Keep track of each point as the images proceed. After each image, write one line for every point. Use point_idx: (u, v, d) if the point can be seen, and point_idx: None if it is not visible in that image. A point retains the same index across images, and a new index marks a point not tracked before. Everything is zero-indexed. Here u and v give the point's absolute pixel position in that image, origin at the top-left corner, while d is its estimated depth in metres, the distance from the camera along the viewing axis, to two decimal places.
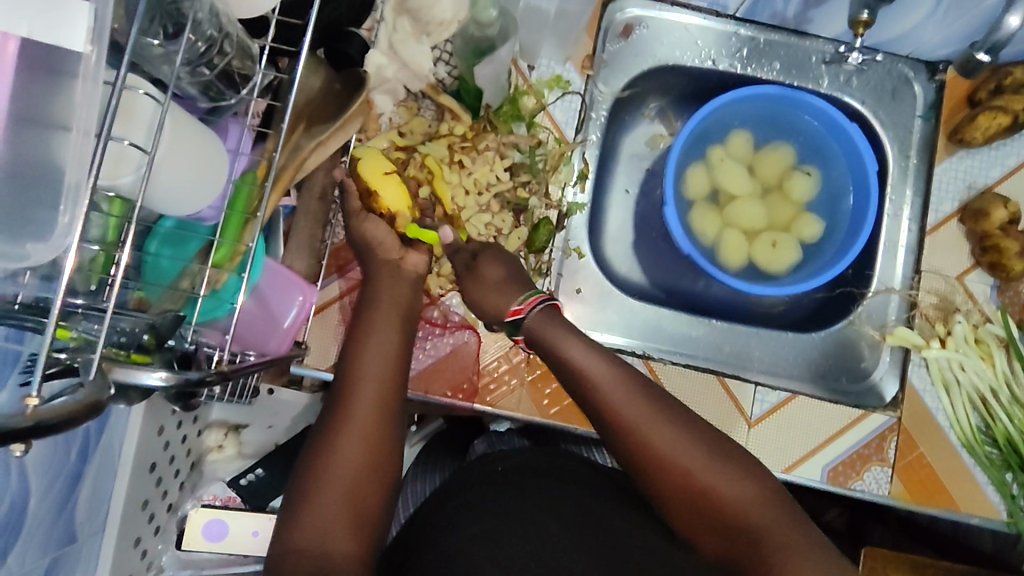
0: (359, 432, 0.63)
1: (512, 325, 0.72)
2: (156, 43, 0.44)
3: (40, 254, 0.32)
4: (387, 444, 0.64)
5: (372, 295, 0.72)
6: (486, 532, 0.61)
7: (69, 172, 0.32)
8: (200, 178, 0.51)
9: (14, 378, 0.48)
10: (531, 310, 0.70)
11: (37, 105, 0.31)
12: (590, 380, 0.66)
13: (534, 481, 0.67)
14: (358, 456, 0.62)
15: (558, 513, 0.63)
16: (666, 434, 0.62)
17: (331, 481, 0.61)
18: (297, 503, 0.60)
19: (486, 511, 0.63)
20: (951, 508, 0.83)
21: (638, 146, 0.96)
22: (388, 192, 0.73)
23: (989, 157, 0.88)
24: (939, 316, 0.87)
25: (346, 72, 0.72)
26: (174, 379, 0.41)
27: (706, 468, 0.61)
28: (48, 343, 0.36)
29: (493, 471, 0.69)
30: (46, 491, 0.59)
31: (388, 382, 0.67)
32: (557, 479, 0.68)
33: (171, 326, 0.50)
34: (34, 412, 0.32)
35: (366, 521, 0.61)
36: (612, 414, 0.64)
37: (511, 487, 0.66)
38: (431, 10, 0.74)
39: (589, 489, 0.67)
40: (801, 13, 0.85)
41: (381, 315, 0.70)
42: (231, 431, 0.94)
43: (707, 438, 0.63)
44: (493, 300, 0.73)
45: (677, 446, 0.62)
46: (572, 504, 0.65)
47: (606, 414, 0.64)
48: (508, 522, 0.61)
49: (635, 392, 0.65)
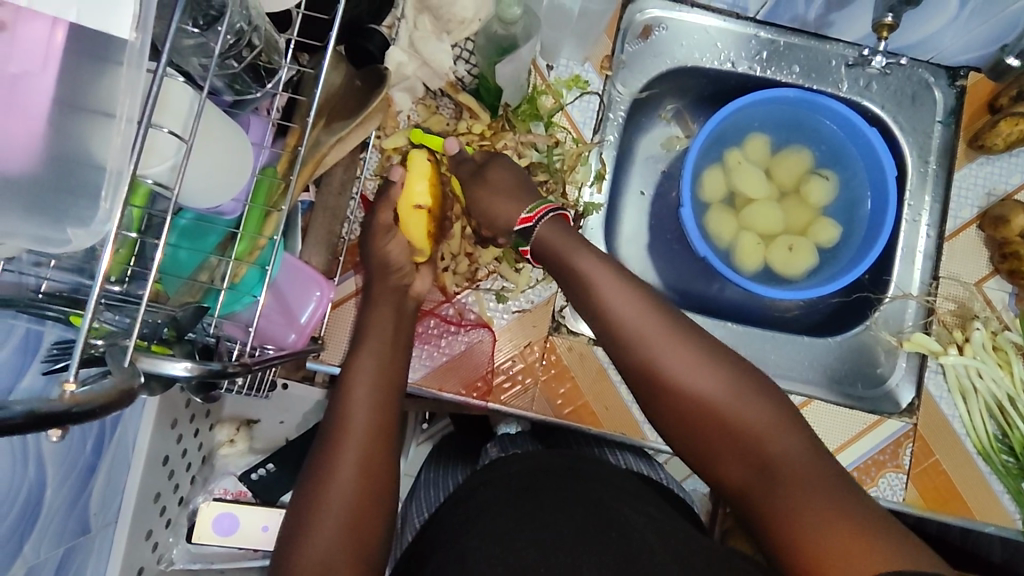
0: (358, 415, 0.64)
1: (520, 236, 0.73)
2: (193, 30, 0.45)
3: (80, 240, 0.33)
4: (385, 430, 0.65)
5: (370, 309, 0.74)
6: (499, 526, 0.61)
7: (110, 159, 0.32)
8: (226, 172, 0.51)
9: (37, 366, 0.48)
10: (540, 219, 0.71)
11: (83, 90, 0.31)
12: (612, 325, 0.64)
13: (545, 481, 0.67)
14: (358, 441, 0.63)
15: (571, 504, 0.63)
16: (689, 403, 0.61)
17: (333, 474, 0.60)
18: (307, 489, 0.61)
19: (502, 510, 0.63)
20: (966, 515, 0.82)
21: (654, 148, 0.96)
22: (413, 223, 0.76)
23: (1009, 164, 0.87)
24: (957, 322, 0.86)
25: (365, 68, 0.72)
26: (198, 370, 0.41)
27: (727, 422, 0.59)
28: (83, 333, 0.36)
29: (511, 476, 0.68)
30: (62, 480, 0.59)
31: (389, 377, 0.69)
32: (575, 480, 0.67)
33: (192, 319, 0.51)
34: (72, 397, 0.32)
35: (369, 516, 0.60)
36: (642, 363, 0.63)
37: (523, 487, 0.66)
38: (453, 8, 0.76)
39: (602, 486, 0.67)
40: (822, 16, 0.86)
41: (378, 312, 0.74)
42: (243, 425, 0.93)
43: (734, 397, 0.60)
44: (502, 208, 0.74)
45: (692, 426, 0.61)
46: (588, 500, 0.64)
47: (631, 362, 0.64)
48: (524, 517, 0.61)
49: (670, 341, 0.63)
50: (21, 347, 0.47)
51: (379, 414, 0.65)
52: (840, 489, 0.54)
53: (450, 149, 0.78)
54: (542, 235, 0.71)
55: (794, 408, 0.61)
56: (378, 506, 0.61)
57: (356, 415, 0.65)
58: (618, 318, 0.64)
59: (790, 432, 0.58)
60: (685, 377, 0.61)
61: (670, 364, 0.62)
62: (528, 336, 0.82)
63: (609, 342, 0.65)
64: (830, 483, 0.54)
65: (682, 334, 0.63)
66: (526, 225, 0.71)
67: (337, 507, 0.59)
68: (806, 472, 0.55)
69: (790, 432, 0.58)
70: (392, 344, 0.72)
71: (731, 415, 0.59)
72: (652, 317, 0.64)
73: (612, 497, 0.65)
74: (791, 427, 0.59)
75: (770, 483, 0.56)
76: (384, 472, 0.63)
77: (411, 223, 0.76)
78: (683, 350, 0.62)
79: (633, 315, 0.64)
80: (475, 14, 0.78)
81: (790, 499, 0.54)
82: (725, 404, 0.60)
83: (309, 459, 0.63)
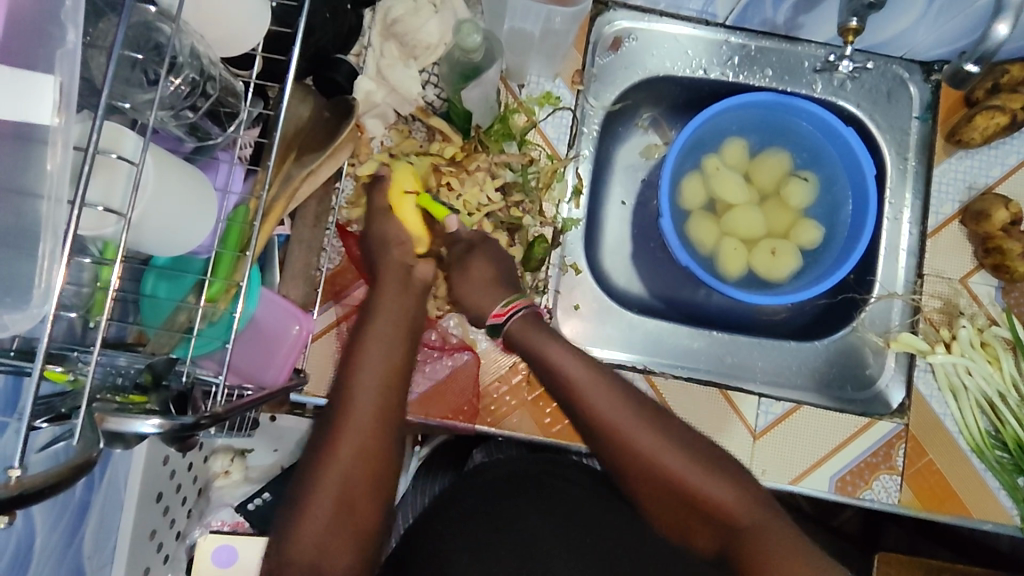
0: (348, 441, 0.65)
1: (493, 328, 0.74)
2: (128, 107, 0.45)
3: (17, 325, 0.33)
4: (381, 456, 0.67)
5: (375, 305, 0.73)
6: (480, 542, 0.68)
7: (44, 241, 0.32)
8: (185, 218, 0.51)
9: (10, 428, 0.46)
10: (513, 315, 0.72)
11: (15, 174, 0.31)
12: (577, 398, 0.68)
13: (522, 501, 0.71)
14: (347, 466, 0.65)
15: (547, 513, 0.70)
16: (660, 469, 0.65)
17: (319, 491, 0.64)
18: (297, 509, 0.64)
19: (480, 522, 0.69)
20: (962, 514, 0.82)
21: (633, 157, 0.96)
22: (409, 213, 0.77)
23: (989, 157, 0.87)
24: (943, 319, 0.86)
25: (334, 99, 0.72)
26: (168, 426, 0.41)
27: (697, 480, 0.65)
28: (28, 409, 0.36)
29: (495, 482, 0.73)
30: (52, 526, 0.59)
31: (389, 401, 0.68)
32: (535, 490, 0.72)
33: (167, 364, 0.50)
34: (19, 480, 0.32)
35: (358, 518, 0.65)
36: (614, 435, 0.66)
37: (503, 514, 0.70)
38: (418, 33, 0.77)
39: (567, 487, 0.73)
40: (792, 19, 0.85)
41: (375, 316, 0.73)
42: (237, 455, 0.93)
43: (695, 456, 0.66)
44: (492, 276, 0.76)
45: (665, 497, 0.66)
46: (559, 500, 0.72)
47: (605, 436, 0.66)
48: (497, 527, 0.69)
49: (641, 420, 0.66)
50: None
51: (375, 435, 0.67)
52: (786, 529, 0.63)
53: (450, 226, 0.78)
54: (513, 330, 0.72)
55: (756, 481, 0.66)
56: (369, 510, 0.66)
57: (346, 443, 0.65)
58: (585, 402, 0.67)
59: (754, 505, 0.64)
60: (659, 458, 0.65)
61: (639, 437, 0.66)
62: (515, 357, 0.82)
63: (581, 423, 0.68)
64: (788, 537, 0.62)
65: (647, 409, 0.68)
66: (499, 320, 0.73)
67: (320, 522, 0.63)
68: (760, 523, 0.63)
69: (746, 490, 0.65)
70: (398, 346, 0.72)
71: (699, 482, 0.64)
72: (615, 396, 0.67)
73: (601, 508, 0.72)
74: (756, 499, 0.65)
75: (738, 536, 0.63)
76: (367, 492, 0.65)
77: (406, 212, 0.76)
78: (650, 426, 0.66)
79: (611, 413, 0.67)
80: (440, 39, 0.78)
81: (768, 555, 0.61)
82: (690, 466, 0.65)
83: (298, 472, 0.66)
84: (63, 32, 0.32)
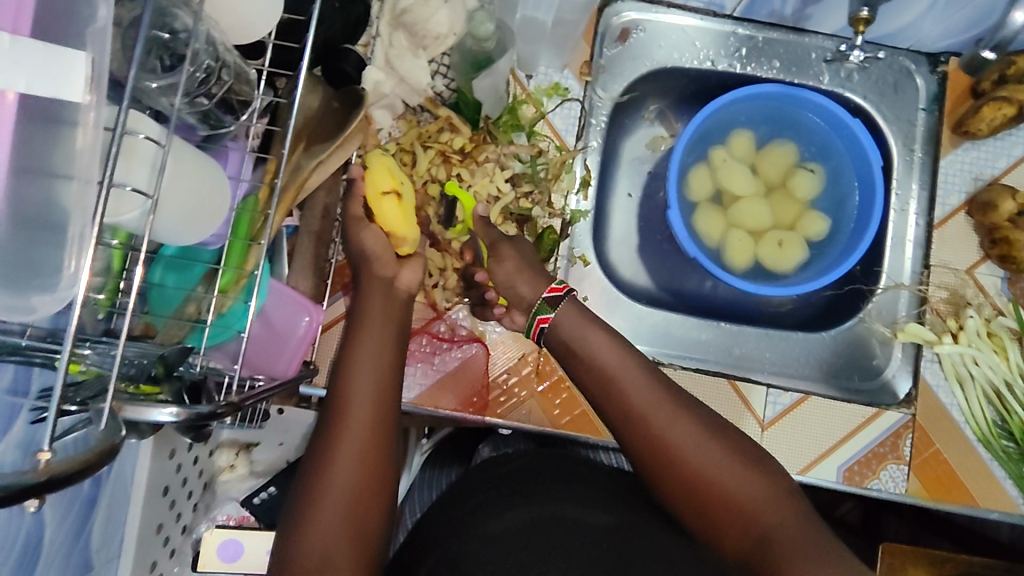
0: (360, 431, 0.64)
1: (546, 302, 0.74)
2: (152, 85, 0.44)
3: (46, 307, 0.33)
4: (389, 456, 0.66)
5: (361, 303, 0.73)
6: (502, 528, 0.65)
7: (73, 223, 0.32)
8: (204, 205, 0.50)
9: (23, 416, 0.46)
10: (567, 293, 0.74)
11: (40, 155, 0.31)
12: (613, 380, 0.70)
13: (541, 487, 0.70)
14: (359, 456, 0.64)
15: (567, 497, 0.69)
16: (686, 458, 0.65)
17: (327, 479, 0.62)
18: (303, 497, 0.62)
19: (498, 508, 0.67)
20: (969, 503, 0.82)
21: (640, 149, 0.95)
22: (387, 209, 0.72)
23: (996, 148, 0.87)
24: (950, 310, 0.87)
25: (344, 90, 0.69)
26: (184, 414, 0.40)
27: (725, 475, 0.64)
28: (56, 396, 0.35)
29: (514, 471, 0.73)
30: (61, 518, 0.58)
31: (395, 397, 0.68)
32: (552, 489, 0.70)
33: (179, 355, 0.49)
34: (48, 465, 0.32)
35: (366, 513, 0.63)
36: (645, 417, 0.68)
37: (515, 497, 0.69)
38: (428, 23, 0.75)
39: (583, 482, 0.72)
40: (799, 10, 0.85)
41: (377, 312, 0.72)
42: (242, 449, 0.91)
43: (724, 448, 0.66)
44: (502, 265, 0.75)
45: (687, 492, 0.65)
46: (574, 487, 0.71)
47: (633, 419, 0.68)
48: (513, 501, 0.68)
49: (673, 409, 0.68)
50: (10, 397, 0.45)
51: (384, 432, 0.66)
52: (815, 530, 0.60)
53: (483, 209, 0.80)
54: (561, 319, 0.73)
55: (787, 480, 0.65)
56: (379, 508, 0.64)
57: (361, 434, 0.65)
58: (620, 383, 0.69)
59: (786, 508, 0.63)
60: (686, 447, 0.66)
61: (669, 424, 0.67)
62: (521, 349, 0.83)
63: (613, 406, 0.70)
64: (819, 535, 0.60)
65: (679, 400, 0.69)
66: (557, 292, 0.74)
67: (330, 510, 0.61)
68: (789, 522, 0.61)
69: (778, 493, 0.64)
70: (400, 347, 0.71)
71: (727, 476, 0.64)
72: (649, 382, 0.70)
73: (615, 500, 0.71)
74: (787, 503, 0.63)
75: (766, 541, 0.60)
76: (381, 483, 0.65)
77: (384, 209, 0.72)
78: (681, 416, 0.68)
79: (644, 395, 0.69)
80: (449, 28, 0.76)
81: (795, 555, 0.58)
82: (719, 461, 0.65)
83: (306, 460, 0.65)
84: (93, 9, 0.32)
